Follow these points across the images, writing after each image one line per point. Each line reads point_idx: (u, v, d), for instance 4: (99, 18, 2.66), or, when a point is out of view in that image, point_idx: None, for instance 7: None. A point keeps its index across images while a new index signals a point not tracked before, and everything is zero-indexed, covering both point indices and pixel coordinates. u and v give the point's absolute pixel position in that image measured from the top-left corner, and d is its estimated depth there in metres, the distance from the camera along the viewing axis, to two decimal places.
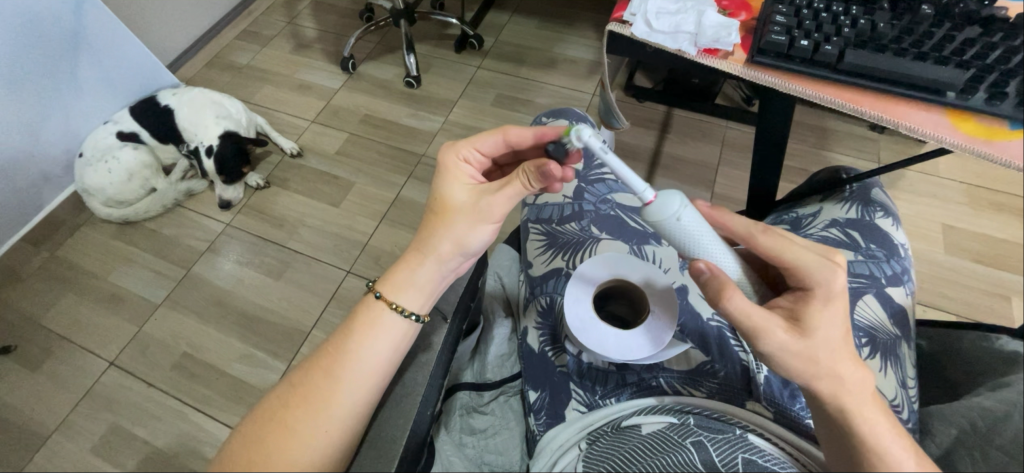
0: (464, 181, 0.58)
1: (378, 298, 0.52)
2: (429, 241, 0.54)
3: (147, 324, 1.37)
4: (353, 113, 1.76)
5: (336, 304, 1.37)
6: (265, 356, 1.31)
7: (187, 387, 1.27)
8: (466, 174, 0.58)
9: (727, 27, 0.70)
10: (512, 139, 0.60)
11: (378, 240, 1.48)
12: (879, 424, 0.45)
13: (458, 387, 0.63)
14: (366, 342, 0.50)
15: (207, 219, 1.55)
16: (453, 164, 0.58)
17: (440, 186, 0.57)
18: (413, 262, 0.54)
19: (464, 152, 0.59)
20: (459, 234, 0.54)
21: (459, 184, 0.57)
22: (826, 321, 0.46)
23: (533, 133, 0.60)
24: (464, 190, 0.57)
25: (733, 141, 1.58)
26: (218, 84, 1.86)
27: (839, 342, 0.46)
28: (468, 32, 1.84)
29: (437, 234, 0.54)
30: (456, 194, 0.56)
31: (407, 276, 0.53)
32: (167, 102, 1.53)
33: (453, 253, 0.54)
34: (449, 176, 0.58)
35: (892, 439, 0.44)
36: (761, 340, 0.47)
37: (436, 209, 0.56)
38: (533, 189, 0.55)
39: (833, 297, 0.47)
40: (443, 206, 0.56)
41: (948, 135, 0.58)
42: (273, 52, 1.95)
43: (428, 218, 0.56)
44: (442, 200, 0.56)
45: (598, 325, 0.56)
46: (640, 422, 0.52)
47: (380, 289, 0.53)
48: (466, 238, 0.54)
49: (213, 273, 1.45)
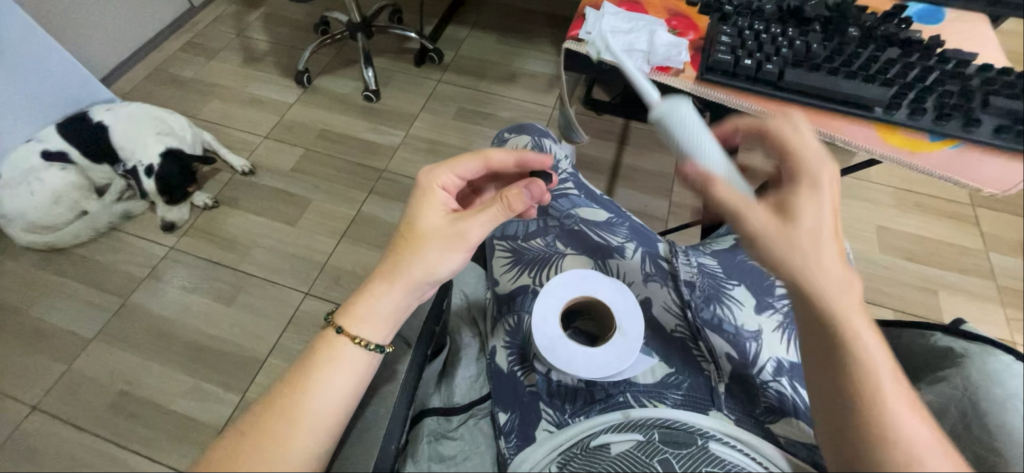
0: (439, 206, 0.56)
1: (340, 333, 0.49)
2: (398, 267, 0.52)
3: (78, 361, 1.24)
4: (310, 128, 1.70)
5: (294, 328, 1.30)
6: (215, 389, 1.22)
7: (126, 429, 1.16)
8: (441, 199, 0.57)
9: (678, 45, 0.73)
10: (491, 161, 0.61)
11: (338, 259, 1.42)
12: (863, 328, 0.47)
13: (425, 413, 0.60)
14: (326, 380, 0.47)
15: (148, 242, 1.44)
16: (430, 189, 0.57)
17: (412, 213, 0.56)
18: (379, 291, 0.52)
19: (441, 177, 0.58)
20: (430, 262, 0.53)
21: (433, 209, 0.56)
22: (816, 205, 0.50)
23: (510, 155, 0.62)
24: (437, 215, 0.56)
25: None
26: (159, 98, 1.74)
27: (824, 227, 0.49)
28: (427, 46, 1.83)
29: (406, 259, 0.52)
30: (430, 220, 0.55)
31: (371, 307, 0.51)
32: (99, 118, 1.40)
33: (422, 281, 0.52)
34: (426, 200, 0.56)
35: (874, 342, 0.46)
36: (745, 224, 0.50)
37: (406, 235, 0.54)
38: (512, 214, 0.55)
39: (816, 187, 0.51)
40: (415, 231, 0.54)
41: (878, 147, 0.63)
42: (221, 65, 1.86)
43: (397, 243, 0.54)
44: (414, 225, 0.55)
45: (565, 344, 0.55)
46: (609, 441, 0.52)
47: (341, 323, 0.50)
48: (436, 266, 0.53)
49: (155, 301, 1.34)
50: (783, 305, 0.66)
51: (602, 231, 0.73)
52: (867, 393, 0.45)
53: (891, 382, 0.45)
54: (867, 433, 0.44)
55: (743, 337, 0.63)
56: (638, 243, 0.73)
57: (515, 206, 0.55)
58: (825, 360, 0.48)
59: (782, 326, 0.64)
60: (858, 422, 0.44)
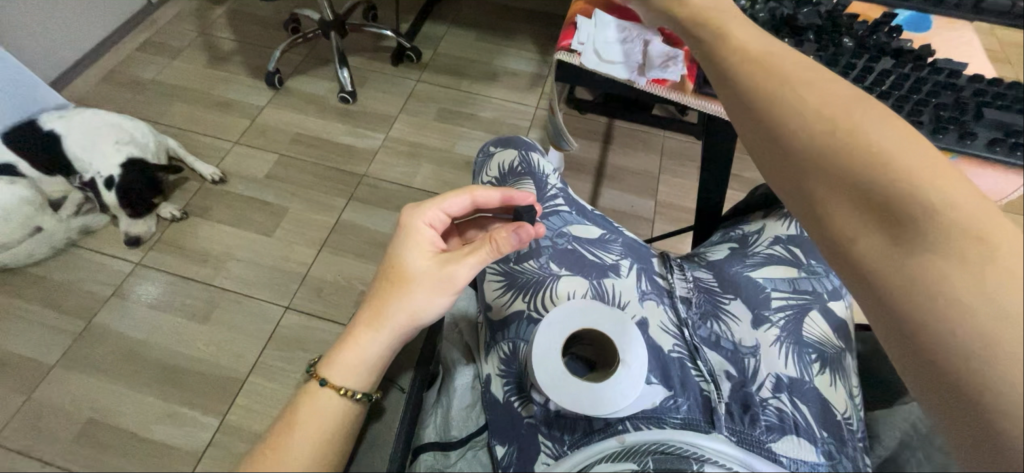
0: (425, 246, 0.54)
1: (324, 386, 0.46)
2: (383, 312, 0.49)
3: (39, 389, 1.16)
4: (283, 132, 1.62)
5: (275, 344, 1.25)
6: (192, 412, 1.15)
7: (96, 459, 1.09)
8: (428, 239, 0.54)
9: (672, 57, 0.73)
10: (479, 202, 0.60)
11: (319, 269, 1.36)
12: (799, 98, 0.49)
13: (421, 449, 0.57)
14: (310, 437, 0.43)
15: (112, 258, 1.35)
16: (416, 228, 0.55)
17: (397, 253, 0.53)
18: (363, 337, 0.48)
19: (427, 215, 0.56)
20: (416, 306, 0.49)
21: (418, 250, 0.53)
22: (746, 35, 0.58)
23: (499, 196, 0.61)
24: (424, 256, 0.53)
25: (671, 150, 1.65)
26: (117, 102, 1.63)
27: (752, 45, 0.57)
28: (405, 45, 1.77)
29: (391, 303, 0.49)
30: (416, 262, 0.52)
31: (356, 355, 0.47)
32: (51, 126, 1.30)
33: (407, 326, 0.49)
34: (411, 240, 0.54)
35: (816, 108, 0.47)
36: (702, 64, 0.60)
37: (392, 277, 0.51)
38: (501, 253, 0.52)
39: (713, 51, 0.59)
40: (399, 273, 0.51)
41: None
42: (184, 66, 1.75)
43: (382, 286, 0.51)
44: (400, 267, 0.52)
45: (570, 383, 0.52)
46: (605, 472, 0.49)
47: (324, 374, 0.46)
48: (423, 309, 0.50)
49: (122, 321, 1.26)
50: (780, 318, 0.65)
51: (596, 250, 0.73)
52: (826, 155, 0.45)
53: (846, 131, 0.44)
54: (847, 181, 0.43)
55: (741, 354, 0.63)
56: (632, 262, 0.72)
57: (503, 247, 0.52)
58: (777, 159, 0.49)
59: (780, 340, 0.63)
60: (831, 183, 0.44)
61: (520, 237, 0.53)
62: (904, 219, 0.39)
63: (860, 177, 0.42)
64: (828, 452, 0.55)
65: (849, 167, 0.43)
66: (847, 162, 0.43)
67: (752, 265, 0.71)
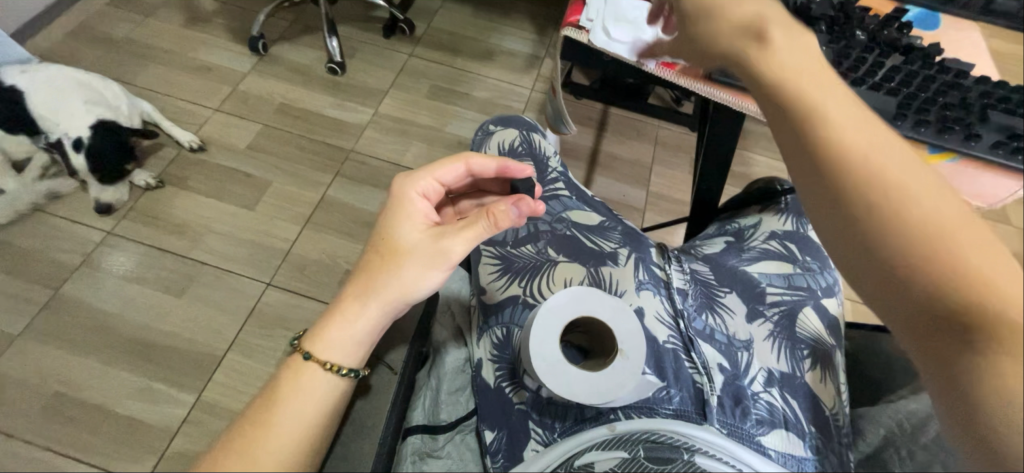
0: (418, 218, 0.51)
1: (308, 360, 0.43)
2: (372, 286, 0.46)
3: (0, 361, 1.11)
4: (267, 101, 1.55)
5: (255, 322, 1.21)
6: (167, 388, 1.12)
7: (63, 435, 1.05)
8: (420, 211, 0.51)
9: None
10: (473, 170, 0.56)
11: (302, 247, 1.32)
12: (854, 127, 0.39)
13: (410, 430, 0.55)
14: (292, 411, 0.41)
15: (80, 226, 1.28)
16: (407, 199, 0.52)
17: (387, 225, 0.50)
18: (350, 312, 0.45)
19: (419, 186, 0.53)
20: (408, 281, 0.47)
21: (411, 223, 0.50)
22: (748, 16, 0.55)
23: (494, 163, 0.56)
24: (416, 229, 0.50)
25: (666, 141, 1.64)
26: (86, 60, 1.53)
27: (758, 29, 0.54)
28: (398, 16, 1.70)
29: (381, 277, 0.47)
30: (408, 234, 0.49)
31: (343, 330, 0.45)
32: (13, 81, 1.21)
33: (397, 301, 0.47)
34: (402, 212, 0.51)
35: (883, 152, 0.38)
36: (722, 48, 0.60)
37: (382, 250, 0.49)
38: (496, 229, 0.50)
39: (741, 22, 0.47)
40: (390, 246, 0.49)
41: None
42: (160, 25, 1.65)
43: (371, 259, 0.48)
44: (390, 239, 0.49)
45: (567, 370, 0.51)
46: (595, 460, 0.49)
47: (308, 349, 0.44)
48: (416, 284, 0.48)
49: (91, 292, 1.20)
50: (773, 313, 0.65)
51: (594, 237, 0.72)
52: (882, 209, 0.36)
53: (922, 189, 0.36)
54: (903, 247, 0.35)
55: (734, 347, 0.63)
56: (631, 250, 0.71)
57: (499, 223, 0.50)
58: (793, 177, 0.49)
59: (772, 335, 0.63)
60: (880, 241, 0.37)
61: (518, 212, 0.50)
62: (968, 310, 0.33)
63: (923, 249, 0.35)
64: (813, 447, 0.55)
65: (911, 228, 0.35)
66: (907, 226, 0.35)
67: (747, 260, 0.72)
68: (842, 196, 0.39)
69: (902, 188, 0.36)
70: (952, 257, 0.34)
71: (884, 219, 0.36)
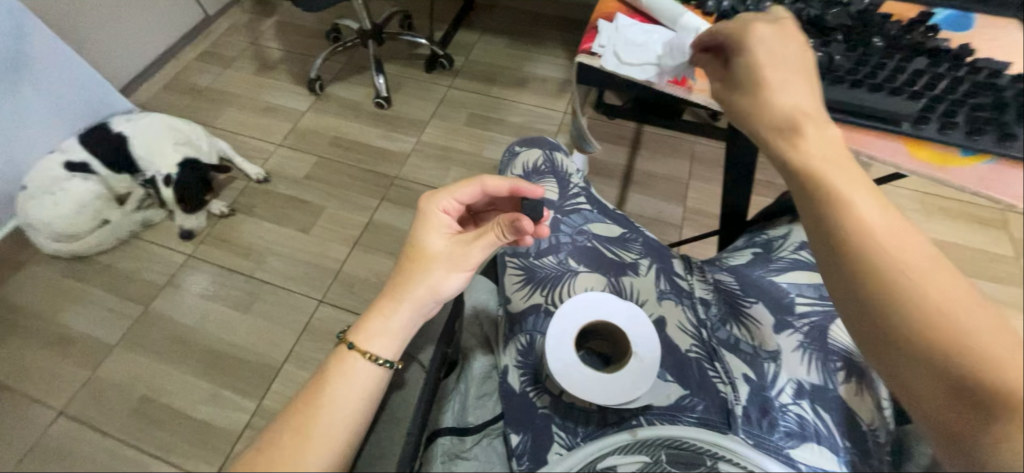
0: (441, 229, 0.58)
1: (351, 349, 0.50)
2: (404, 286, 0.53)
3: (101, 367, 1.28)
4: (322, 135, 1.71)
5: (309, 335, 1.31)
6: (234, 395, 1.24)
7: (148, 434, 1.19)
8: (443, 223, 0.58)
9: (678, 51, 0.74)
10: (489, 191, 0.61)
11: (351, 266, 1.43)
12: (891, 240, 0.46)
13: (439, 433, 0.59)
14: (338, 395, 0.48)
15: (167, 250, 1.46)
16: (432, 213, 0.59)
17: (415, 235, 0.57)
18: (387, 308, 0.53)
19: (441, 201, 0.59)
20: (434, 282, 0.54)
21: (436, 233, 0.57)
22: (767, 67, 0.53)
23: (507, 184, 0.61)
24: (440, 237, 0.57)
25: (702, 156, 1.62)
26: (177, 108, 1.78)
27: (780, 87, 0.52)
28: (438, 52, 1.83)
29: (413, 279, 0.53)
30: (433, 242, 0.56)
31: (381, 323, 0.51)
32: (121, 129, 1.42)
33: (428, 299, 0.53)
34: (427, 224, 0.58)
35: (915, 264, 0.45)
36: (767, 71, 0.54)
37: (411, 256, 0.56)
38: (504, 239, 0.57)
39: (798, 118, 0.50)
40: (419, 253, 0.56)
41: (906, 163, 0.61)
42: (235, 74, 1.89)
43: (403, 263, 0.55)
44: (419, 247, 0.56)
45: (580, 369, 0.57)
46: (616, 464, 0.51)
47: (352, 339, 0.51)
48: (441, 284, 0.54)
49: (174, 308, 1.37)
50: (803, 324, 0.64)
51: (615, 248, 0.74)
52: (926, 319, 0.44)
53: (950, 298, 0.44)
54: (941, 351, 0.43)
55: (760, 358, 0.62)
56: (653, 261, 0.73)
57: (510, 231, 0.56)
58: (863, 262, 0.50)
59: (802, 346, 0.62)
60: (919, 346, 0.44)
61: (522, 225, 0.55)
62: (990, 399, 0.42)
63: (957, 352, 0.43)
64: (848, 462, 0.54)
65: (945, 335, 0.43)
66: (941, 332, 0.43)
67: (776, 270, 0.70)
68: (883, 307, 0.45)
69: (934, 300, 0.44)
70: (979, 358, 0.42)
71: (925, 327, 0.44)
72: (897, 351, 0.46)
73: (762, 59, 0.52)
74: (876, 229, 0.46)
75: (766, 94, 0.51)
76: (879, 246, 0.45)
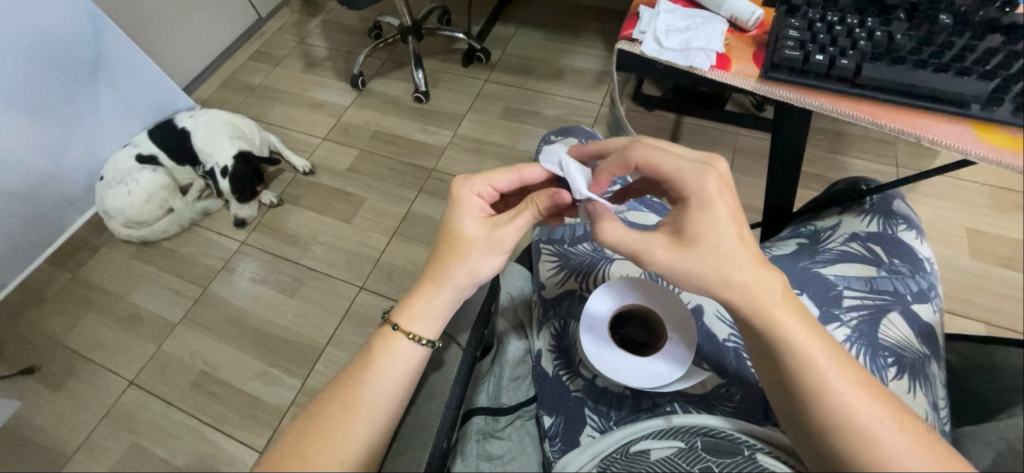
0: (477, 214, 0.58)
1: (396, 330, 0.52)
2: (443, 271, 0.55)
3: (166, 343, 1.39)
4: (364, 129, 1.78)
5: (350, 320, 1.38)
6: (280, 373, 1.32)
7: (205, 406, 1.29)
8: (478, 207, 0.59)
9: (706, 50, 0.75)
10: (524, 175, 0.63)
11: (390, 255, 1.48)
12: (824, 368, 0.46)
13: (474, 412, 0.61)
14: (384, 369, 0.50)
15: (224, 237, 1.57)
16: (466, 198, 0.59)
17: (451, 221, 0.58)
18: (429, 292, 0.55)
19: (475, 186, 0.60)
20: (472, 266, 0.55)
21: (471, 218, 0.58)
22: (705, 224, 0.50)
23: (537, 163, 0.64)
24: (475, 222, 0.57)
25: (745, 149, 1.53)
26: (232, 104, 1.90)
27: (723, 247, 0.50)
28: (475, 46, 1.85)
29: (451, 264, 0.55)
30: (469, 227, 0.57)
31: (423, 305, 0.54)
32: (184, 124, 1.55)
33: (466, 284, 0.55)
34: (463, 210, 0.58)
35: (847, 393, 0.45)
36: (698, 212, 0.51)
37: (449, 242, 0.57)
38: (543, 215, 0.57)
39: (734, 260, 0.49)
40: (457, 239, 0.57)
41: (973, 146, 0.60)
42: (285, 72, 1.99)
43: (441, 249, 0.56)
44: (455, 232, 0.57)
45: (613, 352, 0.58)
46: (649, 447, 0.51)
47: (397, 320, 0.53)
48: (478, 268, 0.55)
49: (229, 291, 1.47)
50: (852, 318, 0.62)
51: None
52: (847, 442, 0.44)
53: (880, 427, 0.44)
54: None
55: None
56: None
57: (543, 209, 0.56)
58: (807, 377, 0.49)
59: (851, 340, 0.61)
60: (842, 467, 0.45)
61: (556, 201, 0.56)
62: None
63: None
64: None
65: (868, 464, 0.43)
66: (865, 459, 0.44)
67: (822, 262, 0.69)
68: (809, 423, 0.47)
69: (860, 427, 0.44)
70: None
71: (848, 449, 0.45)
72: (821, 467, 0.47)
73: (701, 213, 0.50)
74: (803, 349, 0.47)
75: (701, 252, 0.50)
76: (809, 371, 0.46)
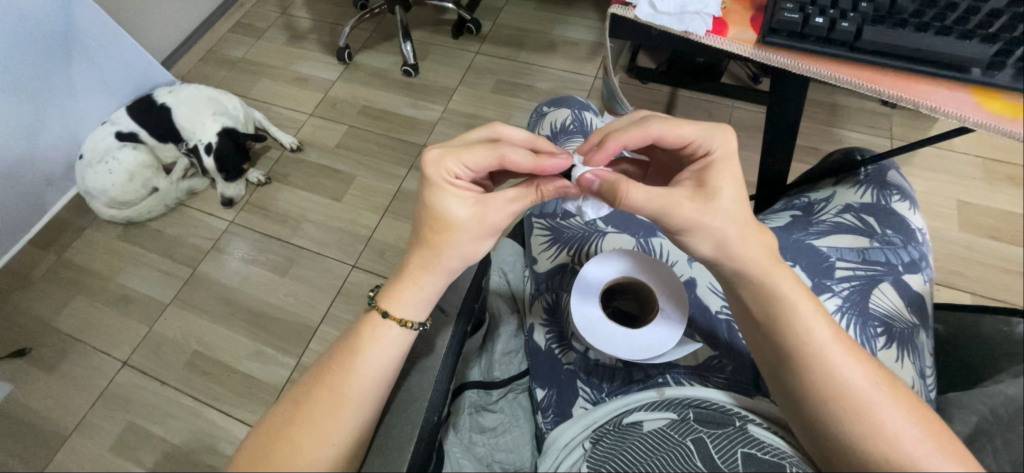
0: (462, 198, 0.53)
1: (386, 318, 0.52)
2: (436, 260, 0.53)
3: (157, 324, 1.38)
4: (352, 104, 1.73)
5: (343, 299, 1.37)
6: (275, 352, 1.32)
7: (201, 385, 1.29)
8: (461, 193, 0.53)
9: (700, 14, 0.73)
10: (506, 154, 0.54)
11: (381, 234, 1.47)
12: (813, 328, 0.48)
13: (467, 386, 0.62)
14: (371, 350, 0.50)
15: (211, 217, 1.54)
16: (445, 184, 0.52)
17: (434, 207, 0.52)
18: (419, 279, 0.53)
19: (452, 170, 0.52)
20: (467, 252, 0.53)
21: (457, 200, 0.52)
22: (727, 180, 0.51)
23: (531, 165, 0.53)
24: (462, 207, 0.52)
25: (741, 122, 1.51)
26: (215, 79, 1.83)
27: (737, 207, 0.50)
28: (465, 16, 1.79)
29: (443, 253, 0.52)
30: (457, 213, 0.52)
31: (413, 294, 0.53)
32: (163, 100, 1.51)
33: (460, 267, 0.54)
34: (443, 194, 0.52)
35: (835, 352, 0.47)
36: (717, 169, 0.51)
37: (435, 229, 0.52)
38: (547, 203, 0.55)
39: (738, 230, 0.50)
40: (442, 224, 0.52)
41: (971, 113, 0.59)
42: (268, 45, 1.91)
43: (428, 237, 0.53)
44: (441, 219, 0.52)
45: (604, 324, 0.58)
46: (642, 419, 0.52)
47: (385, 309, 0.52)
48: (473, 253, 0.54)
49: (219, 271, 1.45)
50: (843, 288, 0.63)
51: None
52: (840, 405, 0.45)
53: (869, 387, 0.46)
54: (854, 436, 0.45)
55: None
56: None
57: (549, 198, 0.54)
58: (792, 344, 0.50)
59: (841, 310, 0.61)
60: (831, 427, 0.46)
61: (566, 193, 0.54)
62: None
63: (870, 438, 0.44)
64: None
65: (853, 418, 0.45)
66: (858, 418, 0.45)
67: (816, 234, 0.69)
68: (801, 388, 0.48)
69: (849, 386, 0.46)
70: (889, 444, 0.44)
71: (840, 412, 0.45)
72: (812, 432, 0.48)
73: (719, 171, 0.51)
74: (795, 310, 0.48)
75: (713, 209, 0.50)
76: (802, 335, 0.48)
